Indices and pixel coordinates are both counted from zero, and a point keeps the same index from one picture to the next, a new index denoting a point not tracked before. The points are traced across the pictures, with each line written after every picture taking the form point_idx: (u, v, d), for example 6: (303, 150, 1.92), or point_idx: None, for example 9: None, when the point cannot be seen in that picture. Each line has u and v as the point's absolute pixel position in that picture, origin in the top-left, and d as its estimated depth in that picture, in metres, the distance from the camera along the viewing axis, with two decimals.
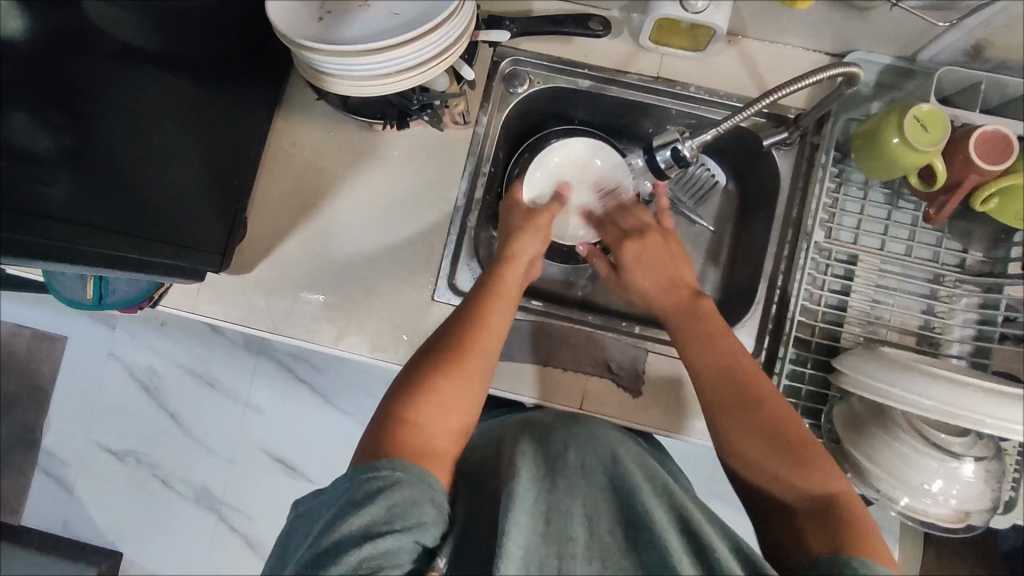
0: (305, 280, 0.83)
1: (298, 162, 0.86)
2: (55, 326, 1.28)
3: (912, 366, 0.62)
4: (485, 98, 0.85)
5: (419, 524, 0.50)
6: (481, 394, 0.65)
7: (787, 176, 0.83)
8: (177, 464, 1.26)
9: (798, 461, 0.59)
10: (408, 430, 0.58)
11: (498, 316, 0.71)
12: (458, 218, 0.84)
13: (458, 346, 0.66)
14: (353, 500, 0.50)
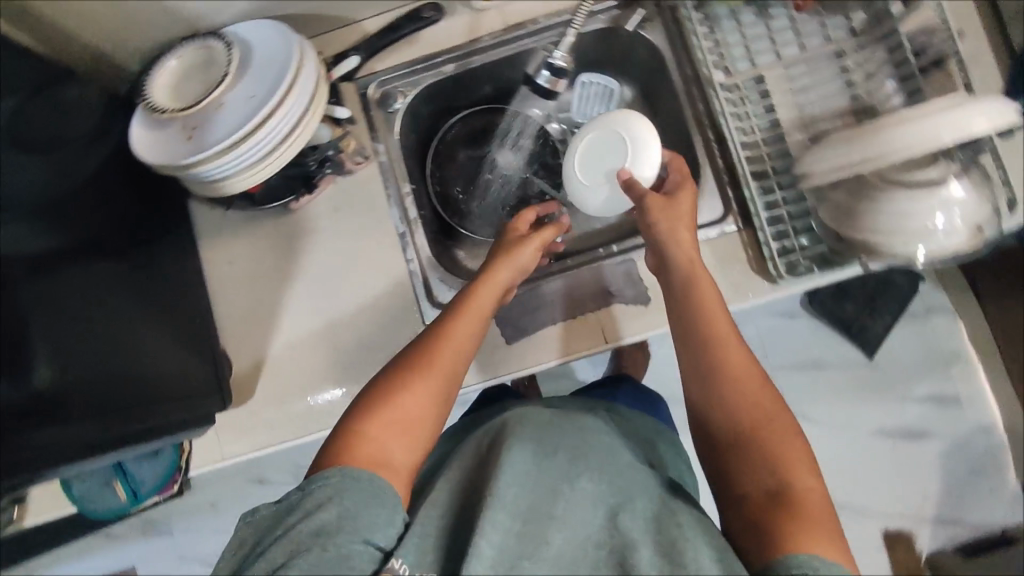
0: (307, 374, 0.84)
1: (241, 277, 0.86)
2: (118, 561, 1.26)
3: (863, 130, 0.64)
4: (372, 127, 0.87)
5: (369, 520, 0.51)
6: (443, 407, 0.63)
7: (665, 46, 0.86)
8: None
9: (767, 437, 0.58)
10: (358, 441, 0.58)
11: (458, 332, 0.67)
12: (408, 241, 0.85)
13: (419, 358, 0.64)
14: (303, 510, 0.52)
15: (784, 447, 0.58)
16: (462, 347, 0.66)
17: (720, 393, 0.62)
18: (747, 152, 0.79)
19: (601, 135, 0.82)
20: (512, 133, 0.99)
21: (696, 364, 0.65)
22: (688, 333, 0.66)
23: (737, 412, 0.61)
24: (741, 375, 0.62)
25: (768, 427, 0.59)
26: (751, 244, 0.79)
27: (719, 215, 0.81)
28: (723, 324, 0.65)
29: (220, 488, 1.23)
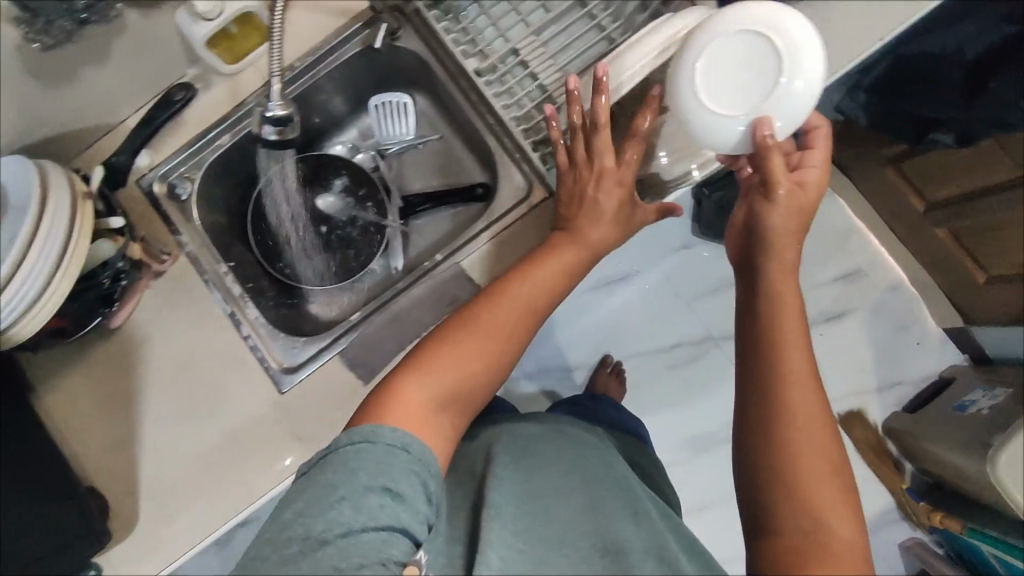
0: (187, 482, 0.82)
1: (87, 410, 0.84)
2: None
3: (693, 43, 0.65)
4: (168, 223, 0.85)
5: (413, 508, 0.54)
6: (489, 386, 0.69)
7: (423, 50, 0.86)
8: None
9: (812, 473, 0.57)
10: (409, 396, 0.63)
11: (498, 324, 0.70)
12: (240, 319, 0.85)
13: (474, 338, 0.68)
14: (350, 472, 0.54)
15: (827, 491, 0.57)
16: (509, 337, 0.70)
17: (800, 400, 0.59)
18: (520, 127, 0.80)
19: (740, 39, 0.63)
20: (310, 176, 0.97)
21: (780, 365, 0.60)
22: (768, 327, 0.62)
23: (811, 430, 0.58)
24: (810, 403, 0.59)
25: (828, 461, 0.58)
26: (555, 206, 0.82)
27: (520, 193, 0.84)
28: (797, 348, 0.60)
29: None
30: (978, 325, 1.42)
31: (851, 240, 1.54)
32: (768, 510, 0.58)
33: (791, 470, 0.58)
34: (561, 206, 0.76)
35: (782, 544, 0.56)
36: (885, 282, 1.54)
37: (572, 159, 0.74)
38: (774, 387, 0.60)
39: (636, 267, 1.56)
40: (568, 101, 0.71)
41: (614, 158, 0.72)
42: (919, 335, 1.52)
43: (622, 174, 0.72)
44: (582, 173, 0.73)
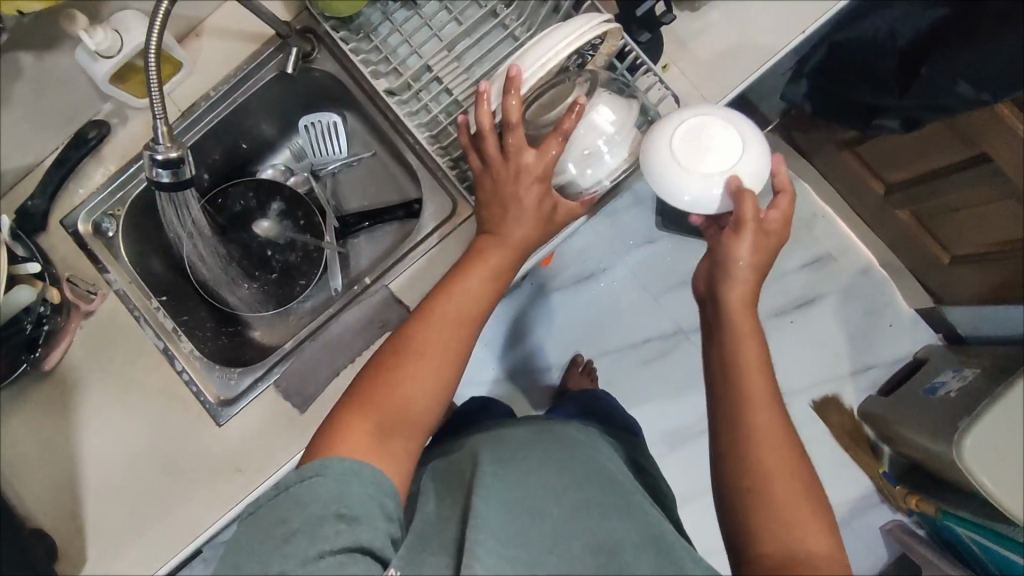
0: (129, 520, 0.82)
1: (27, 455, 0.84)
2: None
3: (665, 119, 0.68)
4: (96, 260, 0.85)
5: (371, 524, 0.54)
6: (435, 404, 0.66)
7: (338, 69, 0.86)
8: None
9: (783, 492, 0.61)
10: (348, 431, 0.61)
11: (441, 334, 0.66)
12: (173, 354, 0.84)
13: (411, 359, 0.65)
14: (302, 503, 0.55)
15: (799, 511, 0.60)
16: (448, 350, 0.67)
17: (764, 428, 0.63)
18: (434, 145, 0.80)
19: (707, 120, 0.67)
20: (251, 201, 0.97)
21: (745, 397, 0.65)
22: (727, 363, 0.67)
23: (777, 455, 0.62)
24: (772, 428, 0.63)
25: (797, 483, 0.62)
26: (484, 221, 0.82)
27: (444, 208, 0.83)
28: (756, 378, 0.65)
29: None
30: (950, 305, 1.39)
31: (818, 225, 1.52)
32: (746, 532, 0.61)
33: (763, 490, 0.61)
34: (482, 206, 0.70)
35: (763, 563, 0.59)
36: (856, 266, 1.51)
37: (486, 157, 0.68)
38: (738, 414, 0.64)
39: (607, 263, 1.50)
40: (477, 98, 0.64)
41: (535, 152, 0.65)
42: (892, 317, 1.50)
43: (537, 168, 0.65)
44: (501, 171, 0.67)
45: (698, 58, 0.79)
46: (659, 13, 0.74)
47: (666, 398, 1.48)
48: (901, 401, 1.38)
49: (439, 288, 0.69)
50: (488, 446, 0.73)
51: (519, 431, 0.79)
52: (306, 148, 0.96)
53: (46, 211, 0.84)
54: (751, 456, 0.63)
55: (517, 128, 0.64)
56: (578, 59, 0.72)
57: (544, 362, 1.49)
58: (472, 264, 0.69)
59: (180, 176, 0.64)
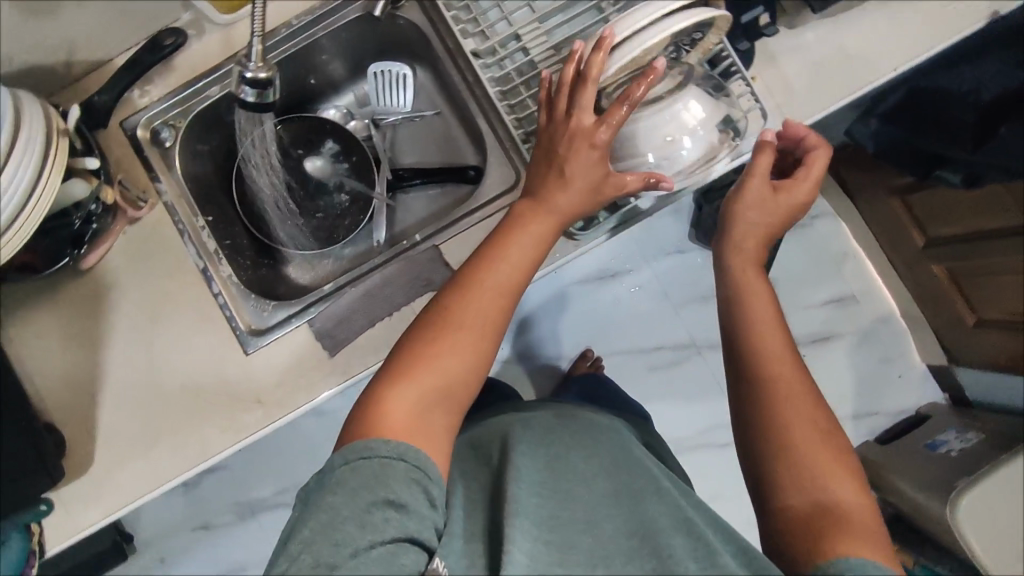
0: (142, 431, 0.82)
1: (52, 346, 0.84)
2: None
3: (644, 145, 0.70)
4: (148, 168, 0.84)
5: (419, 514, 0.54)
6: (473, 380, 0.65)
7: (423, 22, 0.85)
8: None
9: (808, 446, 0.63)
10: (390, 407, 0.60)
11: (479, 306, 0.66)
12: (212, 275, 0.84)
13: (450, 331, 0.65)
14: (353, 489, 0.54)
15: (817, 454, 0.62)
16: (485, 325, 0.66)
17: (781, 375, 0.68)
18: (513, 117, 0.79)
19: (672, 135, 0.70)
20: (309, 138, 0.96)
21: (765, 342, 0.70)
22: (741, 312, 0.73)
23: (794, 403, 0.66)
24: (787, 380, 0.67)
25: (815, 433, 0.64)
26: None
27: (510, 182, 0.83)
28: (767, 325, 0.71)
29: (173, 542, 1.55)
30: (963, 366, 1.40)
31: (847, 265, 1.51)
32: (771, 481, 0.63)
33: (783, 435, 0.64)
34: (534, 171, 0.71)
35: (791, 518, 0.60)
36: (876, 313, 1.51)
37: (553, 116, 0.68)
38: (761, 382, 0.68)
39: (634, 265, 1.50)
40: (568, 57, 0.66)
41: (596, 120, 0.65)
42: (904, 369, 1.50)
43: (596, 134, 0.65)
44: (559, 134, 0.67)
45: (787, 74, 0.79)
46: (762, 24, 0.77)
47: (668, 410, 1.48)
48: (898, 452, 1.40)
49: (477, 260, 0.69)
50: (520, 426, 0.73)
51: (546, 413, 0.79)
52: (373, 96, 0.96)
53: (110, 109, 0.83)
54: (773, 414, 0.65)
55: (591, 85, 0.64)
56: (675, 53, 0.69)
57: (555, 352, 1.49)
58: (516, 237, 0.69)
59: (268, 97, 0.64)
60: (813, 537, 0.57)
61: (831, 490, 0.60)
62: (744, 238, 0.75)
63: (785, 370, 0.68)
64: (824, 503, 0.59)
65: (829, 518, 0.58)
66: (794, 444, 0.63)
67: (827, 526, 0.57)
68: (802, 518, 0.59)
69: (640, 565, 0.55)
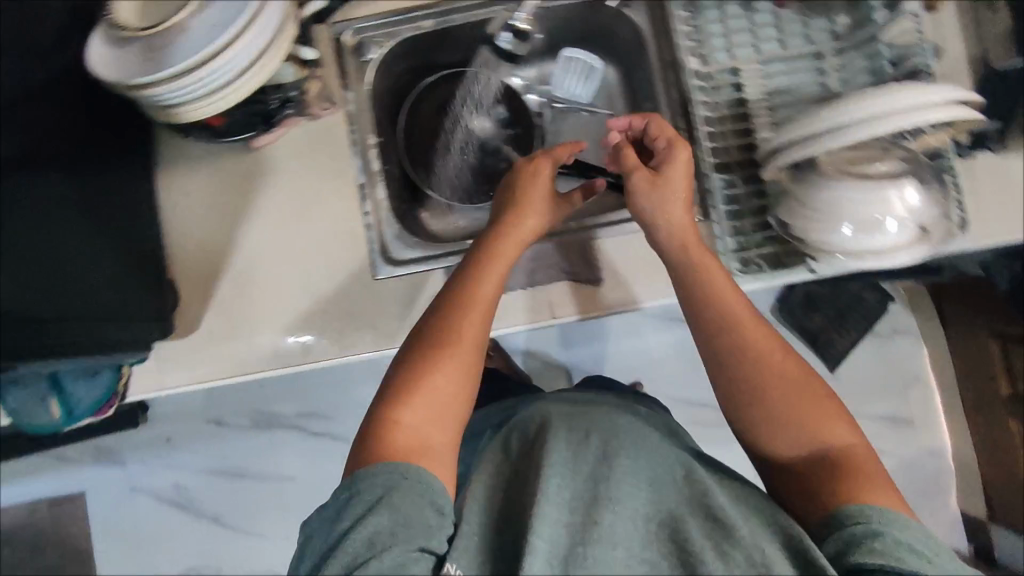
0: (253, 315, 0.84)
1: (198, 208, 0.85)
2: (77, 486, 1.61)
3: (836, 216, 0.67)
4: (344, 75, 0.86)
5: (421, 524, 0.56)
6: (468, 394, 0.68)
7: (646, 27, 0.86)
8: (246, 537, 1.59)
9: (785, 412, 0.64)
10: (396, 427, 0.63)
11: (476, 329, 0.70)
12: (367, 194, 0.85)
13: (448, 344, 0.68)
14: (358, 514, 0.57)
15: (803, 410, 0.64)
16: (479, 340, 0.70)
17: (739, 347, 0.67)
18: (711, 145, 0.80)
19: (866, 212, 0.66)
20: (485, 95, 0.96)
21: (715, 326, 0.68)
22: (702, 295, 0.70)
23: (777, 377, 0.66)
24: (757, 348, 0.67)
25: (798, 399, 0.65)
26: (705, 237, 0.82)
27: None
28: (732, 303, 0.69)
29: (185, 424, 1.60)
30: (1000, 526, 1.38)
31: (914, 391, 1.50)
32: (769, 460, 0.65)
33: (765, 420, 0.65)
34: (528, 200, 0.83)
35: (798, 478, 0.63)
36: (926, 447, 1.48)
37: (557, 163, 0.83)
38: (732, 356, 0.67)
39: None
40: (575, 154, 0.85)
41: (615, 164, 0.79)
42: (936, 509, 1.48)
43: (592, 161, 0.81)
44: (533, 183, 0.79)
45: (982, 194, 0.78)
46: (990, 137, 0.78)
47: None
48: None
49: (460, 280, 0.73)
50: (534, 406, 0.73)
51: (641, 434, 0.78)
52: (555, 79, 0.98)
53: (330, 10, 0.85)
54: (751, 408, 0.66)
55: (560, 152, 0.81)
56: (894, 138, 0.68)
57: None
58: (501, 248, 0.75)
59: None
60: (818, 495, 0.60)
61: (818, 445, 0.63)
62: (667, 240, 0.73)
63: (773, 352, 0.67)
64: (825, 457, 0.62)
65: (839, 468, 0.61)
66: (767, 424, 0.65)
67: (829, 486, 0.60)
68: (803, 478, 0.62)
69: (659, 549, 0.54)
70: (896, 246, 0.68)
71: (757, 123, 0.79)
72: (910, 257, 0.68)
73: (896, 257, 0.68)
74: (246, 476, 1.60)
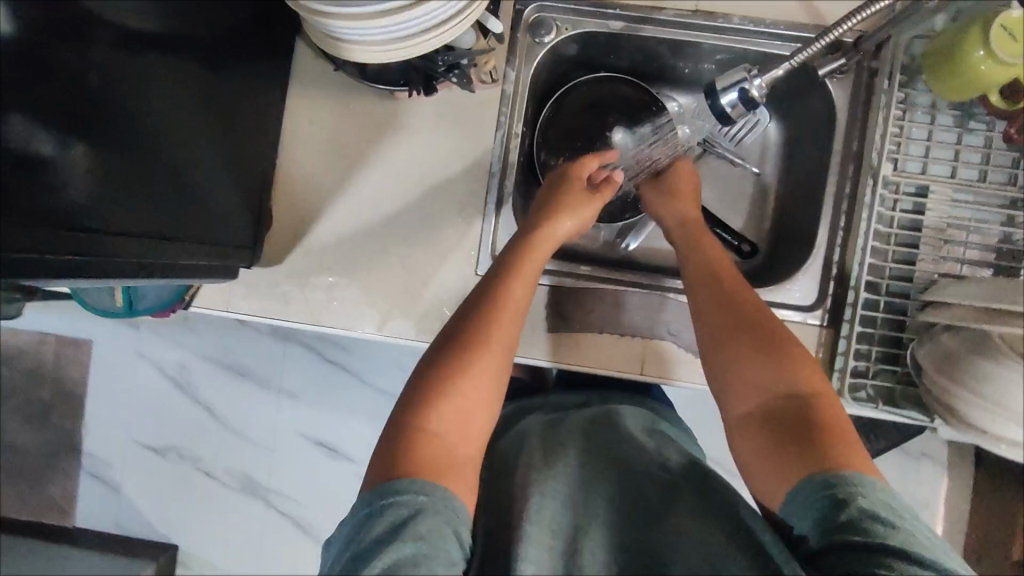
0: (340, 267, 0.79)
1: (318, 140, 0.80)
2: (79, 332, 1.48)
3: (982, 392, 0.62)
4: (512, 51, 0.79)
5: (443, 556, 0.49)
6: (492, 406, 0.62)
7: (844, 106, 0.78)
8: (223, 454, 1.46)
9: (750, 372, 0.64)
10: (425, 438, 0.57)
11: (505, 330, 0.65)
12: (495, 184, 0.79)
13: (474, 351, 0.62)
14: (377, 535, 0.50)
15: (786, 358, 0.63)
16: (507, 346, 0.64)
17: (738, 314, 0.67)
18: (870, 258, 0.74)
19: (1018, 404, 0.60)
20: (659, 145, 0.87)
21: (729, 302, 0.68)
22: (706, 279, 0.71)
23: (760, 336, 0.65)
24: (759, 318, 0.67)
25: (779, 341, 0.65)
26: (827, 347, 0.77)
27: (808, 303, 0.78)
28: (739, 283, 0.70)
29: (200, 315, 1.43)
30: None
31: None
32: (741, 394, 0.64)
33: (746, 378, 0.64)
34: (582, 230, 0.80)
35: (772, 428, 0.60)
36: None
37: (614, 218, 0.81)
38: (732, 322, 0.67)
39: None
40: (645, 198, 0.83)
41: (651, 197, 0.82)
42: None
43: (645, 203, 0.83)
44: (569, 189, 0.76)
45: None
46: None
47: None
48: None
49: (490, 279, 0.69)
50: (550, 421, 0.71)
51: None
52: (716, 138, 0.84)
53: None
54: (741, 370, 0.64)
55: (595, 157, 0.78)
56: None
57: None
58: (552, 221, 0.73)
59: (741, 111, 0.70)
60: (776, 457, 0.58)
61: (780, 401, 0.61)
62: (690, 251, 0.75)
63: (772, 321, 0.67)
64: (801, 408, 0.60)
65: (820, 426, 0.58)
66: (738, 398, 0.64)
67: (789, 442, 0.58)
68: (761, 438, 0.60)
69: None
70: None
71: (925, 253, 0.73)
72: None
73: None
74: (249, 378, 1.45)
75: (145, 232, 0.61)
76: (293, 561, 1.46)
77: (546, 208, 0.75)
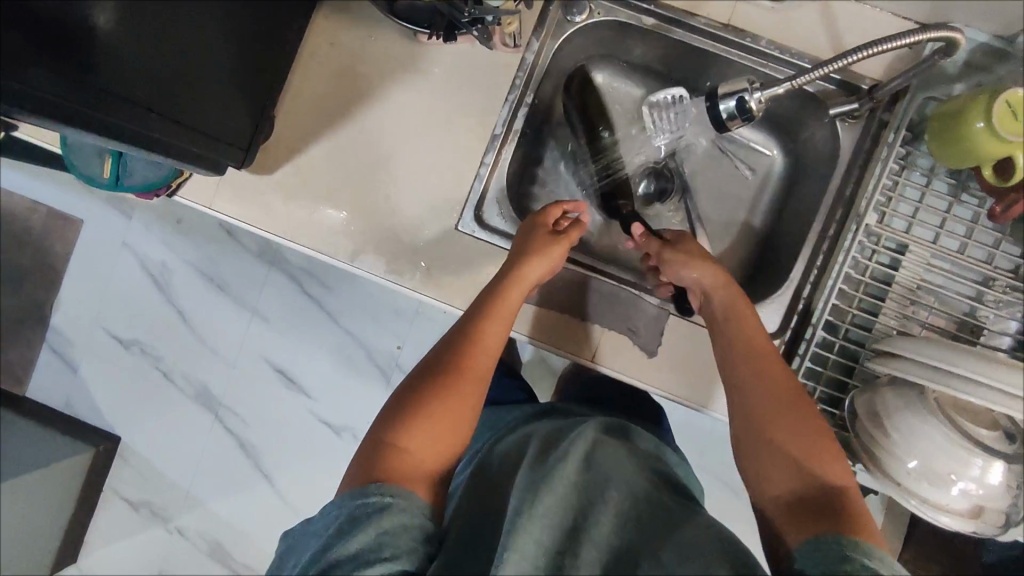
0: (326, 192, 0.80)
1: (335, 64, 0.82)
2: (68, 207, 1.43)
3: (908, 447, 0.63)
4: (539, 23, 0.81)
5: (394, 539, 0.54)
6: (466, 426, 0.67)
7: (848, 150, 0.79)
8: (179, 360, 1.43)
9: (767, 446, 0.65)
10: (394, 451, 0.62)
11: (478, 363, 0.71)
12: (494, 147, 0.81)
13: (449, 383, 0.68)
14: (345, 519, 0.56)
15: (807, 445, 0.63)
16: (480, 375, 0.70)
17: (760, 395, 0.67)
18: (836, 301, 0.75)
19: (938, 462, 0.62)
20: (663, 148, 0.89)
21: (743, 376, 0.69)
22: (737, 347, 0.71)
23: (789, 419, 0.65)
24: (784, 397, 0.67)
25: (809, 432, 0.64)
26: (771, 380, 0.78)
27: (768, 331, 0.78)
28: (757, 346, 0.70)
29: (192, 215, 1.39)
30: None
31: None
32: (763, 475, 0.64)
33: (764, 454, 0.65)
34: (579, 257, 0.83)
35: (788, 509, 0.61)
36: None
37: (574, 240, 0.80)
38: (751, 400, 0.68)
39: None
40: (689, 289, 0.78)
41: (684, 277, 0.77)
42: None
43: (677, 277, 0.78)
44: (539, 238, 0.78)
45: None
46: None
47: None
48: None
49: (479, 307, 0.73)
50: (553, 428, 0.72)
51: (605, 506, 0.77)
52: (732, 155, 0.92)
53: None
54: (762, 448, 0.65)
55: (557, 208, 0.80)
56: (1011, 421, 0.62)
57: None
58: (520, 258, 0.76)
59: (739, 122, 0.71)
60: (794, 529, 0.59)
61: (798, 476, 0.62)
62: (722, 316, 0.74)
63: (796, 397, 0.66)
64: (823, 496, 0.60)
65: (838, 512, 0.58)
66: (756, 475, 0.65)
67: (805, 520, 0.59)
68: (783, 516, 0.61)
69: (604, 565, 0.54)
70: (949, 511, 0.63)
71: (890, 310, 0.74)
72: (952, 526, 0.64)
73: (942, 519, 0.63)
74: (225, 292, 1.41)
75: (137, 97, 0.62)
76: (225, 484, 1.42)
77: (519, 253, 0.76)
